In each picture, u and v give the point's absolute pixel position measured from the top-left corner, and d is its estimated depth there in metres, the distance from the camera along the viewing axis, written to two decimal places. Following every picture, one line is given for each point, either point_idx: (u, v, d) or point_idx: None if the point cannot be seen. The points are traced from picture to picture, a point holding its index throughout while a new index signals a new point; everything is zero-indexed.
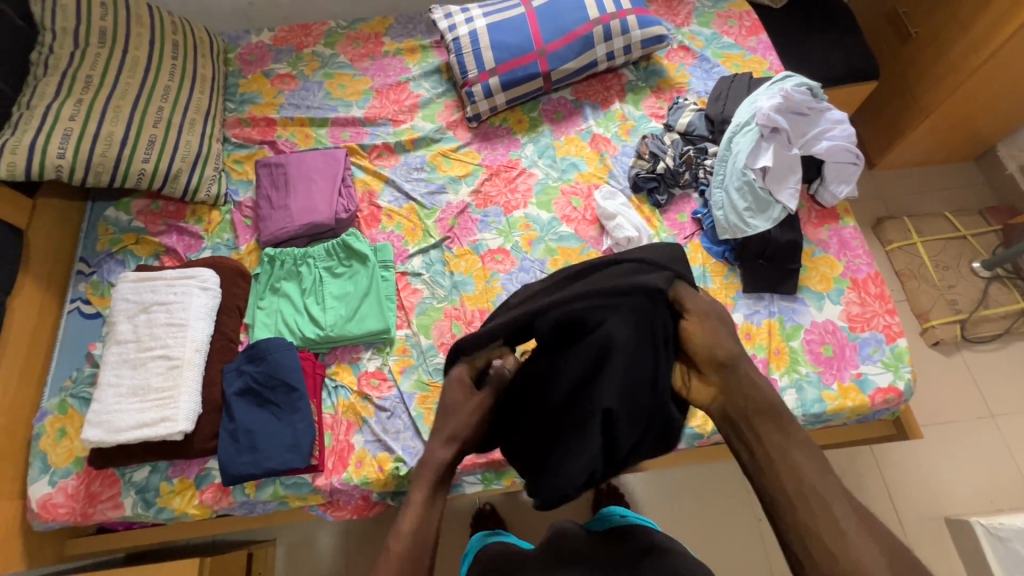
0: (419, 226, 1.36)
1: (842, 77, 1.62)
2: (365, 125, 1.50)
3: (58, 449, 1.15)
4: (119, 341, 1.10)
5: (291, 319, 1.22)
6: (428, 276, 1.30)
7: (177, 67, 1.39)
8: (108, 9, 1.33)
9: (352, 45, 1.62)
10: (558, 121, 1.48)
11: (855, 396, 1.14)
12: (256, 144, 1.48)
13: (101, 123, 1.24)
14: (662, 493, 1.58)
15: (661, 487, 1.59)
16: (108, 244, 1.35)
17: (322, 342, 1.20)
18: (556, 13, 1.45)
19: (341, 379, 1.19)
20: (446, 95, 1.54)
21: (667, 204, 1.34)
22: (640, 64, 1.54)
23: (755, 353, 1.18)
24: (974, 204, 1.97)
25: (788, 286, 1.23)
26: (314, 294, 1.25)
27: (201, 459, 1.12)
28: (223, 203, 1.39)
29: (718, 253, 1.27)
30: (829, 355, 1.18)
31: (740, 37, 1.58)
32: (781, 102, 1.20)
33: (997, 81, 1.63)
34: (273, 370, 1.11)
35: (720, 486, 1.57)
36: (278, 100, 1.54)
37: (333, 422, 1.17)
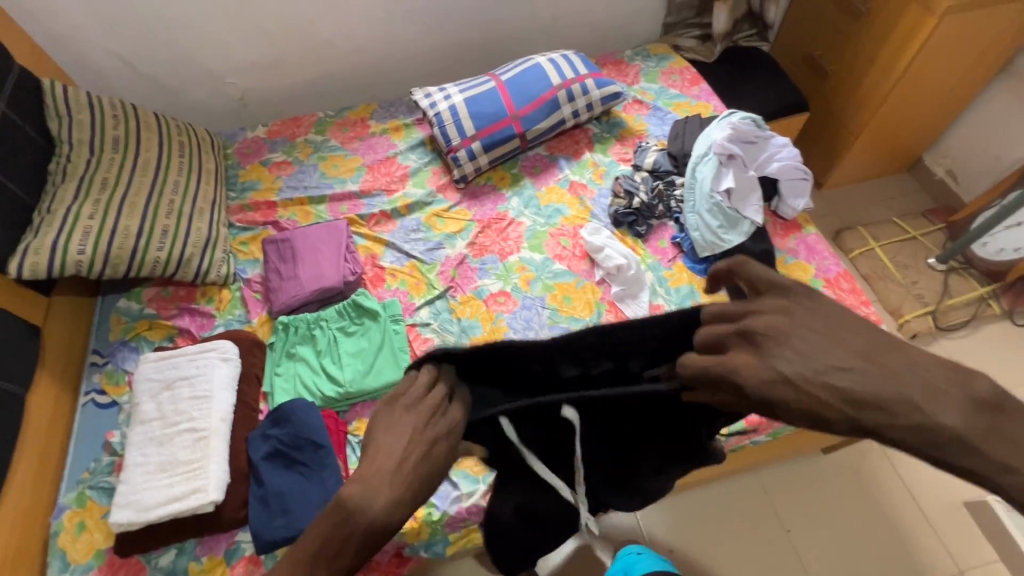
0: (422, 281, 1.45)
1: (778, 112, 1.86)
2: (360, 197, 1.62)
3: (78, 544, 1.12)
4: (143, 421, 1.11)
5: (310, 381, 1.25)
6: (436, 324, 1.37)
7: (184, 164, 1.51)
8: (119, 119, 1.46)
9: (341, 130, 1.79)
10: (537, 174, 1.63)
11: None
12: (260, 226, 1.57)
13: (118, 218, 1.32)
14: (678, 517, 1.61)
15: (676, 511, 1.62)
16: (121, 333, 1.39)
17: (342, 399, 1.24)
18: (523, 83, 1.65)
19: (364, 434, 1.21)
20: (433, 163, 1.69)
21: (648, 234, 1.47)
22: (602, 119, 1.73)
23: None
24: (917, 208, 2.18)
25: None
26: (330, 354, 1.29)
27: (230, 533, 1.10)
28: (233, 281, 1.46)
29: (702, 270, 1.39)
30: None
31: (684, 87, 1.80)
32: (732, 133, 1.38)
33: (908, 100, 1.88)
34: (299, 431, 1.13)
35: (729, 500, 1.64)
36: (277, 185, 1.66)
37: None
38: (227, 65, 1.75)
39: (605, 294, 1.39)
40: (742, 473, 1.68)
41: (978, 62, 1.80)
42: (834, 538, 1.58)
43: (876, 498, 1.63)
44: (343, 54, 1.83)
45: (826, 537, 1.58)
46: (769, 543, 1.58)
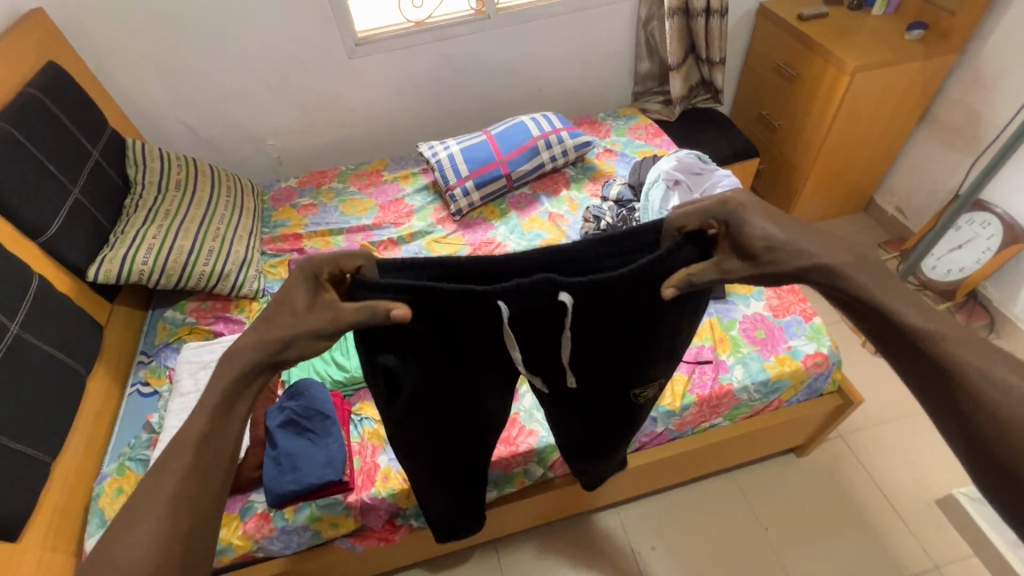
0: None
1: (731, 157, 2.17)
2: (372, 229, 1.92)
3: (115, 505, 1.29)
4: (182, 393, 1.33)
5: (322, 368, 1.47)
6: None
7: (230, 202, 1.85)
8: (182, 167, 1.82)
9: (359, 179, 2.13)
10: (522, 208, 1.93)
11: (791, 363, 1.39)
12: (287, 252, 1.86)
13: (175, 239, 1.63)
14: (657, 515, 1.70)
15: (655, 511, 1.71)
16: (165, 337, 1.63)
17: (348, 383, 1.44)
18: (509, 135, 1.99)
19: (366, 412, 1.41)
20: (434, 202, 2.00)
21: None
22: (577, 164, 2.05)
23: (704, 343, 1.45)
24: (874, 241, 2.40)
25: (719, 291, 1.54)
26: (340, 347, 1.51)
27: (245, 493, 1.27)
28: (261, 295, 1.72)
29: None
30: (763, 337, 1.45)
31: (648, 138, 2.13)
32: (677, 164, 1.67)
33: (844, 143, 2.16)
34: (310, 403, 1.32)
35: (709, 504, 1.71)
36: (303, 222, 1.98)
37: (360, 448, 1.35)
38: (270, 130, 2.15)
39: None
40: (718, 475, 1.77)
41: (900, 109, 2.09)
42: (811, 536, 1.64)
43: (850, 497, 1.70)
44: (364, 119, 2.22)
45: (803, 535, 1.64)
46: (748, 541, 1.64)
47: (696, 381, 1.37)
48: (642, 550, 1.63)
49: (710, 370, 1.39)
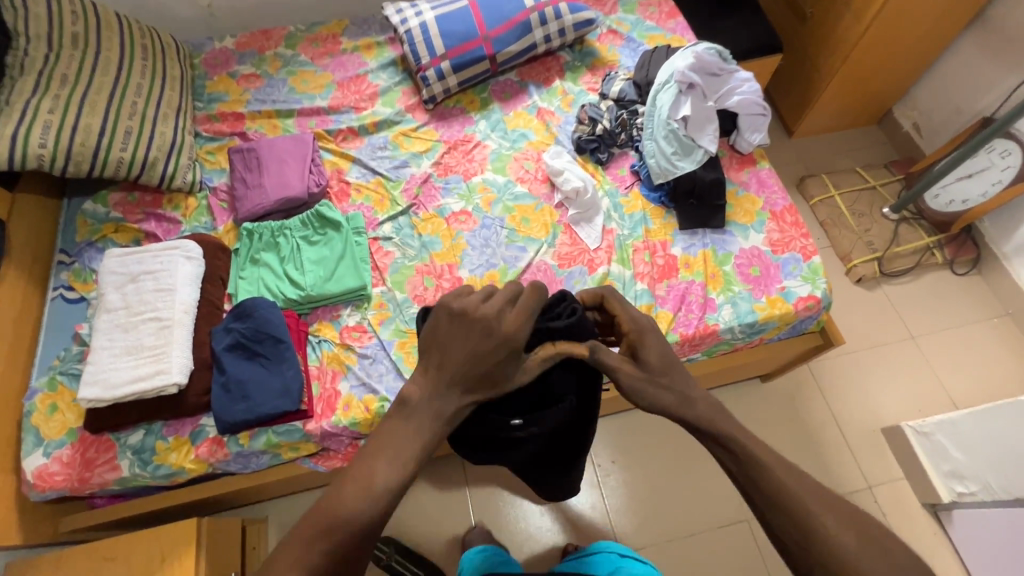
0: (386, 197, 1.49)
1: (751, 51, 1.87)
2: (329, 114, 1.63)
3: (50, 423, 1.20)
4: (109, 309, 1.16)
5: (274, 284, 1.31)
6: (398, 239, 1.42)
7: (148, 67, 1.49)
8: (78, 16, 1.42)
9: (312, 45, 1.76)
10: (506, 100, 1.65)
11: (781, 305, 1.31)
12: (227, 136, 1.59)
13: (79, 116, 1.32)
14: (618, 432, 1.74)
15: (617, 428, 1.75)
16: (87, 234, 1.42)
17: (303, 302, 1.30)
18: (496, 3, 1.62)
19: (324, 334, 1.29)
20: (403, 83, 1.69)
21: (609, 161, 1.51)
22: (575, 47, 1.73)
23: (694, 279, 1.34)
24: (880, 160, 2.24)
25: (717, 220, 1.40)
26: (293, 260, 1.35)
27: (194, 417, 1.18)
28: (199, 190, 1.49)
29: (656, 198, 1.44)
30: (757, 275, 1.35)
31: (661, 20, 1.79)
32: (694, 62, 1.39)
33: (878, 46, 1.89)
34: (259, 325, 1.20)
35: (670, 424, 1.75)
36: (245, 97, 1.66)
37: (319, 373, 1.26)
38: None
39: (562, 217, 1.44)
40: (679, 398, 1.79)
41: (950, 9, 1.80)
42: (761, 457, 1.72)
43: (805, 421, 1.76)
44: None
45: None
46: (703, 457, 1.71)
47: (682, 320, 1.29)
48: (602, 463, 1.70)
49: (698, 309, 1.29)
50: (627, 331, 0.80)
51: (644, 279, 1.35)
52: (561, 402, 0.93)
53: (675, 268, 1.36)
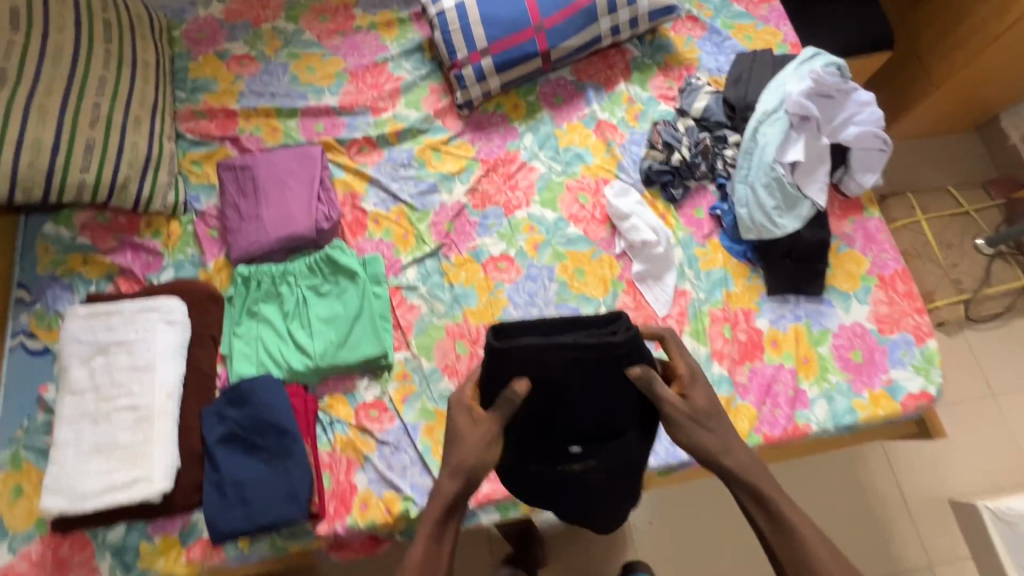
0: (410, 233, 1.23)
1: (858, 46, 1.51)
2: (340, 115, 1.33)
3: (15, 511, 1.01)
4: (74, 392, 0.95)
5: (275, 348, 1.09)
6: (424, 289, 1.18)
7: (111, 53, 1.19)
8: None
9: (319, 19, 1.42)
10: (558, 106, 1.33)
11: (886, 403, 1.09)
12: (216, 141, 1.30)
13: (24, 127, 1.07)
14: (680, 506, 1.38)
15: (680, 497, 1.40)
16: (50, 265, 1.18)
17: (311, 373, 1.08)
18: None
19: (336, 413, 1.08)
20: (431, 77, 1.37)
21: (683, 199, 1.24)
22: (645, 38, 1.39)
23: (782, 363, 1.11)
24: (976, 176, 1.93)
25: (815, 288, 1.15)
26: (299, 318, 1.11)
27: (183, 513, 1.00)
28: (183, 212, 1.22)
29: (740, 253, 1.18)
30: (858, 362, 1.11)
31: (752, 4, 1.43)
32: (812, 87, 1.09)
33: (1005, 58, 1.57)
34: (259, 413, 0.99)
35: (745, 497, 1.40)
36: (236, 87, 1.35)
37: (331, 461, 1.06)
38: None
39: (625, 270, 1.19)
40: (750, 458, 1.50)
41: None
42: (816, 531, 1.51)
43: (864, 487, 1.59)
44: None
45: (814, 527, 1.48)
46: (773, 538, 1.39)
47: (766, 417, 1.07)
48: None
49: (786, 404, 1.08)
50: (681, 374, 0.87)
51: (723, 360, 1.12)
52: (582, 387, 0.84)
53: (760, 347, 1.13)
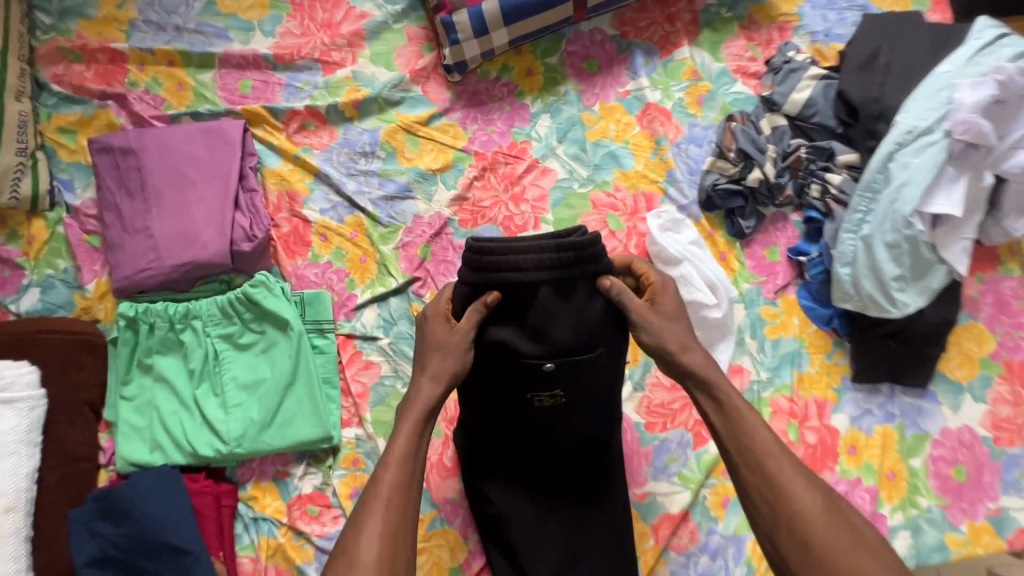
0: (370, 256, 0.89)
1: None
2: (276, 69, 0.93)
3: None
4: None
5: (175, 422, 0.79)
6: (387, 341, 0.86)
7: None
8: None
9: None
10: (588, 74, 0.93)
11: (989, 540, 0.82)
12: (95, 98, 0.90)
13: None
14: None
15: None
16: None
17: (225, 460, 0.79)
18: None
19: (262, 508, 0.82)
20: (410, 19, 0.95)
21: (753, 233, 0.88)
22: None
23: (861, 478, 0.83)
24: None
25: (919, 378, 0.84)
26: (209, 380, 0.81)
27: None
28: (49, 208, 0.86)
29: (823, 320, 0.86)
30: (960, 483, 0.83)
31: None
32: (994, 99, 0.71)
33: None
34: (144, 528, 0.72)
35: None
36: (125, 13, 0.93)
37: (253, 571, 0.80)
38: None
39: None
40: None
41: None
42: None
43: None
44: None
45: None
46: None
47: None
48: None
49: None
50: (652, 283, 0.66)
51: None
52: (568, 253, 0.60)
53: (833, 454, 0.84)
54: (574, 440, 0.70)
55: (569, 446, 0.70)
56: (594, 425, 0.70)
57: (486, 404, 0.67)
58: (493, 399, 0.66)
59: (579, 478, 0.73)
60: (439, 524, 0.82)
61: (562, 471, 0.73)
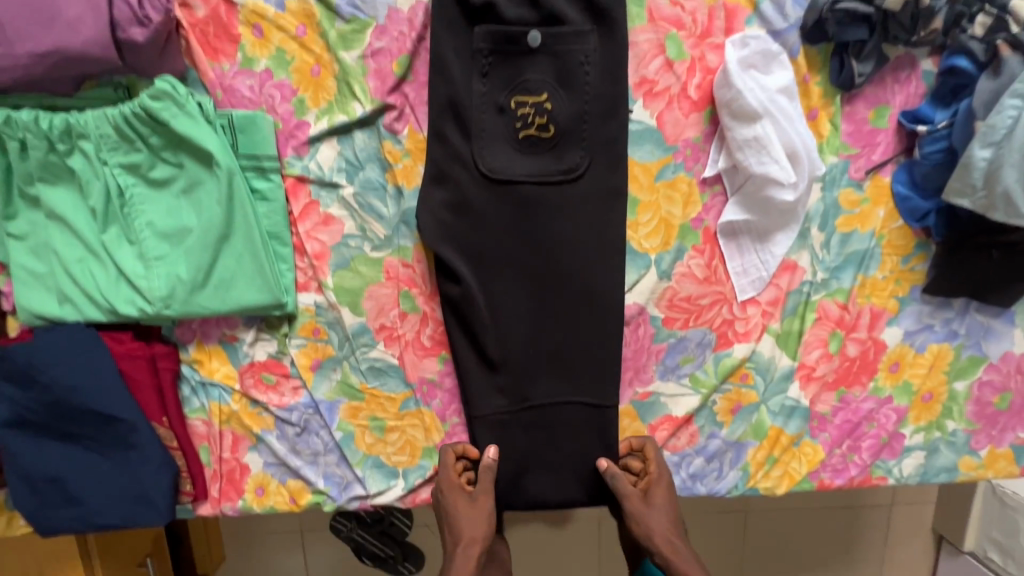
0: (326, 65, 0.63)
1: None
2: None
3: None
4: None
5: (82, 271, 0.63)
6: (352, 190, 0.66)
7: None
8: None
9: None
10: None
11: (1003, 466, 0.76)
12: None
13: None
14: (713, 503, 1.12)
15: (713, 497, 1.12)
16: None
17: (154, 320, 0.66)
18: None
19: (208, 373, 0.71)
20: None
21: (864, 84, 0.64)
22: None
23: (892, 396, 0.73)
24: None
25: (1006, 296, 0.69)
26: (117, 222, 0.62)
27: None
28: None
29: (918, 213, 0.67)
30: (998, 410, 0.74)
31: None
32: None
33: None
34: (70, 384, 0.63)
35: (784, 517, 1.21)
36: None
37: (207, 434, 0.73)
38: None
39: (708, 213, 0.67)
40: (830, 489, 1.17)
41: None
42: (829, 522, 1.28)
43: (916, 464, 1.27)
44: None
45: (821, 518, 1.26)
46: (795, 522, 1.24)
47: (834, 461, 0.75)
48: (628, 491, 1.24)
49: (868, 452, 0.74)
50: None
51: (808, 381, 0.72)
52: None
53: (871, 370, 0.72)
54: (583, 265, 0.67)
55: (576, 273, 0.67)
56: (604, 264, 0.67)
57: (502, 206, 0.64)
58: (508, 197, 0.64)
59: (586, 342, 0.69)
60: (412, 405, 0.73)
61: (563, 310, 0.68)
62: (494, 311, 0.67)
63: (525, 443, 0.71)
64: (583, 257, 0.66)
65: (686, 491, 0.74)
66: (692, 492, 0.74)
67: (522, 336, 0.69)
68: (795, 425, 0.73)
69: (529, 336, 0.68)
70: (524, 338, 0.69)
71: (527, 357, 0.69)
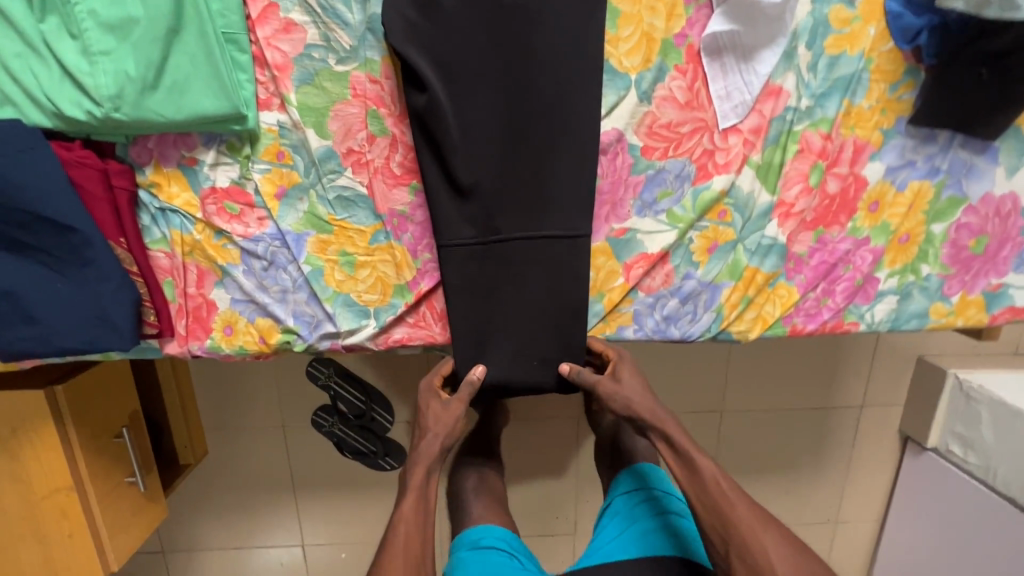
0: None
1: None
2: None
3: None
4: None
5: (22, 66, 0.59)
6: None
7: None
8: None
9: None
10: None
11: (973, 314, 0.76)
12: None
13: None
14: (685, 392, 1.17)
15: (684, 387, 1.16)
16: None
17: (105, 129, 0.62)
18: None
19: (167, 199, 0.67)
20: None
21: None
22: None
23: (868, 236, 0.72)
24: None
25: (994, 127, 0.67)
26: (58, 12, 0.59)
27: None
28: None
29: (909, 33, 0.64)
30: (974, 254, 0.74)
31: None
32: None
33: None
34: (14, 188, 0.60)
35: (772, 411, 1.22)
36: None
37: (170, 266, 0.70)
38: None
39: (692, 28, 0.64)
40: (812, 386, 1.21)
41: None
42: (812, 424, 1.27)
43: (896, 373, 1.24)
44: None
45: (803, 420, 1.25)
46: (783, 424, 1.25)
47: (807, 303, 0.74)
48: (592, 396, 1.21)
49: (842, 295, 0.74)
50: None
51: (786, 217, 0.71)
52: None
53: (851, 207, 0.71)
54: (557, 80, 0.64)
55: (550, 89, 0.64)
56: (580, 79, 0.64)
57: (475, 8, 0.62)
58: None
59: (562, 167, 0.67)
60: (383, 239, 0.71)
61: (539, 130, 0.66)
62: (464, 128, 0.64)
63: (495, 275, 0.69)
64: (560, 72, 0.64)
65: (659, 333, 0.74)
66: (666, 333, 0.74)
67: (493, 158, 0.66)
68: (773, 264, 0.72)
69: (502, 157, 0.66)
70: (496, 164, 0.66)
71: (500, 182, 0.67)
